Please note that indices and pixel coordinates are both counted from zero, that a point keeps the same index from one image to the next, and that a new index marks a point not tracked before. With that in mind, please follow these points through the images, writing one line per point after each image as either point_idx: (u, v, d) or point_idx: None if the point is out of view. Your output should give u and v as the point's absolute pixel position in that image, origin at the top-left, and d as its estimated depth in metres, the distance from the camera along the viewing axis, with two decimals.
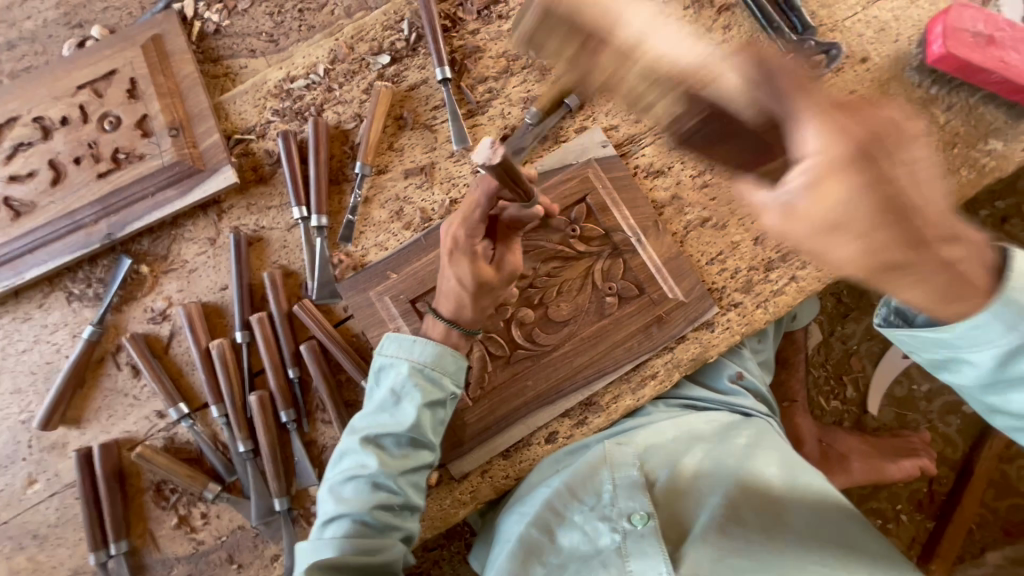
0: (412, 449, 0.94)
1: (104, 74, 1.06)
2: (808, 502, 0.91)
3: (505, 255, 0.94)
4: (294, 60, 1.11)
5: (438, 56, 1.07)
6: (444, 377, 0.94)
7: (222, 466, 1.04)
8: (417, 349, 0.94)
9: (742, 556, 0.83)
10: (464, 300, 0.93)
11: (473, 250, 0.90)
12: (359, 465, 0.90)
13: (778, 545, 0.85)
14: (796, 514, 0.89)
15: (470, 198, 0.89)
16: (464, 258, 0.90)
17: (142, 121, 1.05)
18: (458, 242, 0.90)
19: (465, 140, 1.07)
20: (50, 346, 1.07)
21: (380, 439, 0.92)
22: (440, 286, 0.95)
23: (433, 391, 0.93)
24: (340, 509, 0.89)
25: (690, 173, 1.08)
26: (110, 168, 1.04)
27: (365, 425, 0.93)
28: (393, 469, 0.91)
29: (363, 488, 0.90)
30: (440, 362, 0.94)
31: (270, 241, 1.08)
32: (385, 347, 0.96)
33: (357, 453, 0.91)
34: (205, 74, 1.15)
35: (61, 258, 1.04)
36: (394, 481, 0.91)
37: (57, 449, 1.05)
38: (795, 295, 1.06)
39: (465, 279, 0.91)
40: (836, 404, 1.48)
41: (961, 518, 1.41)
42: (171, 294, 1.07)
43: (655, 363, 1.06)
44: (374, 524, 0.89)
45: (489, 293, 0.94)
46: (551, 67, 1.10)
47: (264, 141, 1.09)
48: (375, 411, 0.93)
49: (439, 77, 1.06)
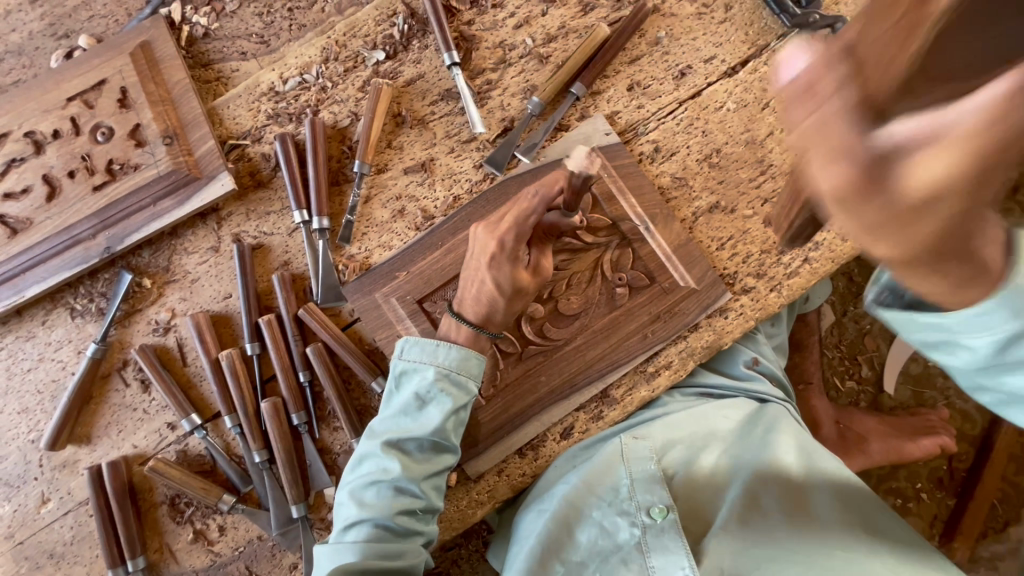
0: (434, 453, 0.92)
1: (94, 84, 1.04)
2: (830, 487, 0.89)
3: (541, 258, 0.93)
4: (286, 61, 1.08)
5: (444, 40, 1.04)
6: (470, 381, 0.93)
7: (238, 476, 1.03)
8: (441, 352, 0.93)
9: (761, 548, 0.82)
10: (498, 303, 0.91)
11: (514, 253, 0.89)
12: (381, 470, 0.89)
13: (802, 537, 0.83)
14: (818, 501, 0.88)
15: (522, 200, 0.88)
16: (505, 262, 0.88)
17: (135, 131, 1.02)
18: (503, 246, 0.88)
19: (479, 126, 1.03)
20: (55, 364, 1.06)
21: (402, 443, 0.90)
22: (469, 292, 0.93)
23: (459, 394, 0.92)
24: (361, 514, 0.88)
25: (697, 157, 1.06)
26: (105, 180, 1.02)
27: (385, 430, 0.91)
28: (416, 473, 0.90)
29: (387, 493, 0.88)
30: (465, 366, 0.93)
31: (272, 247, 1.06)
32: (405, 352, 0.94)
33: (378, 457, 0.90)
34: (197, 79, 1.13)
35: (59, 274, 1.02)
36: (418, 486, 0.90)
37: (68, 467, 1.04)
38: (809, 278, 1.04)
39: (504, 284, 0.89)
40: (852, 385, 1.46)
41: (983, 494, 1.40)
42: (174, 305, 1.06)
43: (669, 352, 1.04)
44: (396, 529, 0.88)
45: (524, 298, 0.92)
46: (549, 55, 1.07)
47: (260, 145, 1.07)
48: (395, 415, 0.92)
49: (448, 61, 1.03)
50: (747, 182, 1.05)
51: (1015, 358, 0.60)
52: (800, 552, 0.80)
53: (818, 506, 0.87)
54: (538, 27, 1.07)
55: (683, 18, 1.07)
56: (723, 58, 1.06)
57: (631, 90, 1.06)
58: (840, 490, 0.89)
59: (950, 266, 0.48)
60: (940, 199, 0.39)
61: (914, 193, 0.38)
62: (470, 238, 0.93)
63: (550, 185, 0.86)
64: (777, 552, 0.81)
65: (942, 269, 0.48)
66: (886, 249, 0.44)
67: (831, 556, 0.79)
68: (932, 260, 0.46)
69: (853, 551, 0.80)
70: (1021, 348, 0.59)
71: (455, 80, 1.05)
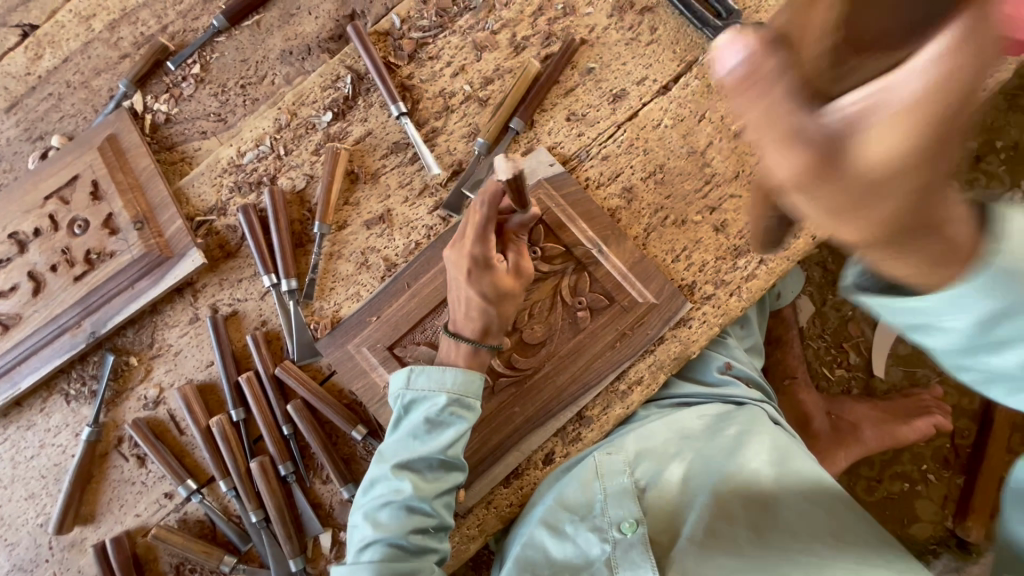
0: (443, 471, 0.95)
1: (67, 180, 1.11)
2: (800, 489, 0.91)
3: (519, 260, 0.97)
4: (242, 135, 1.14)
5: (389, 93, 1.09)
6: (476, 401, 0.96)
7: (236, 536, 1.06)
8: (448, 378, 0.95)
9: (726, 558, 0.85)
10: (490, 314, 0.94)
11: (485, 257, 0.92)
12: (394, 491, 0.91)
13: (762, 543, 0.87)
14: (784, 505, 0.90)
15: (471, 213, 0.93)
16: (482, 272, 0.93)
17: (108, 220, 1.09)
18: (475, 259, 0.92)
19: (435, 169, 1.09)
20: (56, 448, 1.11)
21: (413, 464, 0.93)
22: (460, 309, 0.96)
23: (470, 416, 0.95)
24: (376, 534, 0.90)
25: (641, 175, 1.08)
26: (85, 270, 1.08)
27: (394, 452, 0.94)
28: (427, 492, 0.92)
29: (400, 513, 0.91)
30: (470, 388, 0.95)
31: (246, 312, 1.11)
32: (413, 380, 0.96)
33: (390, 478, 0.92)
34: (162, 162, 1.19)
35: (51, 362, 1.08)
36: (429, 504, 0.92)
37: (76, 546, 1.08)
38: (767, 278, 1.06)
39: (487, 292, 0.93)
40: (841, 372, 1.45)
41: (989, 469, 1.37)
42: (161, 378, 1.11)
43: (638, 368, 1.06)
44: (410, 546, 0.90)
45: (509, 299, 0.96)
46: (488, 97, 1.12)
47: (225, 218, 1.12)
48: (405, 437, 0.94)
49: (395, 113, 1.09)
50: (693, 193, 1.07)
51: (1006, 332, 0.52)
52: (758, 560, 0.85)
53: (785, 509, 0.90)
54: (474, 72, 1.13)
55: (611, 45, 1.11)
56: (654, 77, 1.10)
57: (569, 120, 1.10)
58: (811, 491, 0.91)
59: (912, 240, 0.43)
60: (891, 185, 0.37)
61: (872, 168, 0.36)
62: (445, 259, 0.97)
63: (489, 191, 0.90)
64: (741, 562, 0.85)
65: (913, 242, 0.43)
66: (915, 264, 0.46)
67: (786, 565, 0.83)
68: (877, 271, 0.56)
69: (809, 554, 0.84)
70: (1009, 324, 0.51)
71: (405, 128, 1.10)
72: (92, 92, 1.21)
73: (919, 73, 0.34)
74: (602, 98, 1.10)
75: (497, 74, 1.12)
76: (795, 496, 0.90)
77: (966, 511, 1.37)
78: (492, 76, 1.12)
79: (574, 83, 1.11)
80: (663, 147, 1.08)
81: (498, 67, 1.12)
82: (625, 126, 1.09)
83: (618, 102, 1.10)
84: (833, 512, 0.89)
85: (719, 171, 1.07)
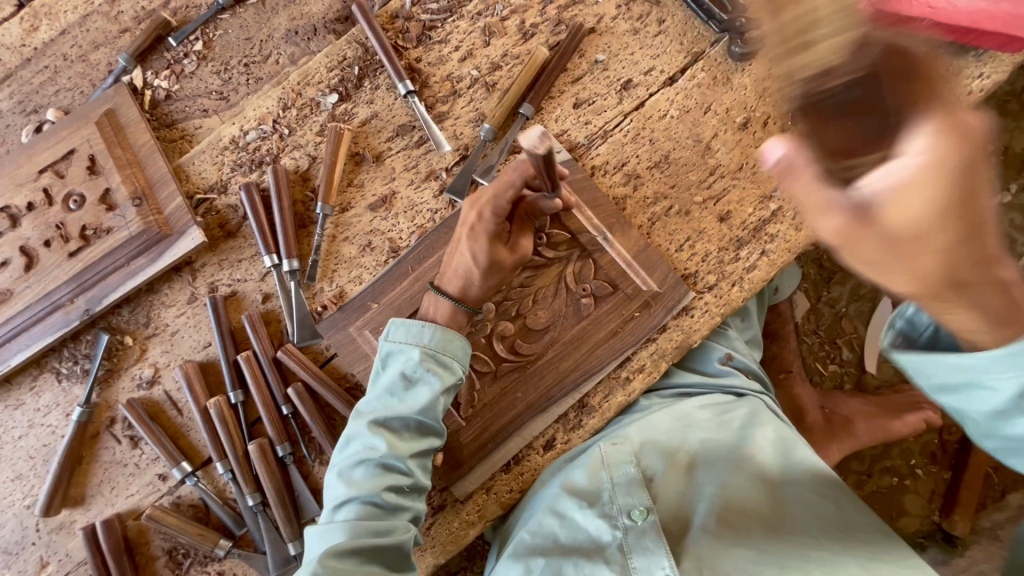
0: (419, 433, 0.93)
1: (64, 154, 1.08)
2: (805, 476, 0.93)
3: (518, 236, 0.98)
4: (245, 114, 1.13)
5: (396, 71, 1.09)
6: (454, 360, 0.95)
7: (231, 520, 1.04)
8: (427, 333, 0.94)
9: (740, 546, 0.85)
10: (474, 277, 0.95)
11: (493, 227, 0.92)
12: (369, 448, 0.90)
13: (776, 537, 0.86)
14: (794, 494, 0.91)
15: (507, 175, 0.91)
16: (484, 236, 0.92)
17: (105, 195, 1.06)
18: (484, 218, 0.91)
19: (445, 146, 1.09)
20: (45, 428, 1.08)
21: (389, 422, 0.91)
22: (450, 264, 0.97)
23: (445, 374, 0.94)
24: (350, 492, 0.88)
25: (647, 165, 1.09)
26: (80, 246, 1.05)
27: (371, 409, 0.93)
28: (402, 451, 0.91)
29: (374, 471, 0.89)
30: (449, 347, 0.95)
31: (246, 293, 1.09)
32: (391, 334, 0.96)
33: (365, 436, 0.90)
34: (162, 140, 1.17)
35: (43, 340, 1.05)
36: (405, 463, 0.90)
37: (64, 529, 1.06)
38: (768, 269, 1.06)
39: (480, 257, 0.93)
40: (834, 368, 1.48)
41: (976, 464, 1.40)
42: (157, 359, 1.09)
43: (640, 356, 1.06)
44: (385, 505, 0.88)
45: (500, 272, 0.96)
46: (495, 82, 1.12)
47: (226, 197, 1.11)
48: (381, 394, 0.93)
49: (403, 91, 1.08)
50: (697, 183, 1.08)
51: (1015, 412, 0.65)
52: (771, 551, 0.84)
53: (795, 505, 0.90)
54: (482, 57, 1.12)
55: (619, 35, 1.11)
56: (661, 68, 1.10)
57: (576, 107, 1.10)
58: (819, 491, 0.91)
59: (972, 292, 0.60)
60: (928, 237, 0.56)
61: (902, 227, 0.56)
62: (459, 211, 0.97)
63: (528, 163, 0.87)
64: (756, 553, 0.84)
65: (967, 297, 0.60)
66: (904, 281, 0.60)
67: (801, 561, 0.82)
68: (955, 294, 0.60)
69: (824, 549, 0.83)
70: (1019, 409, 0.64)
71: (413, 107, 1.09)
72: (90, 65, 1.18)
73: (917, 159, 0.52)
74: (609, 87, 1.11)
75: (505, 60, 1.12)
76: (798, 492, 0.91)
77: (953, 506, 1.40)
78: (500, 62, 1.12)
79: (582, 72, 1.11)
80: (669, 138, 1.09)
81: (506, 53, 1.12)
82: (632, 116, 1.10)
83: (626, 91, 1.10)
84: (842, 510, 0.89)
85: (723, 162, 1.08)
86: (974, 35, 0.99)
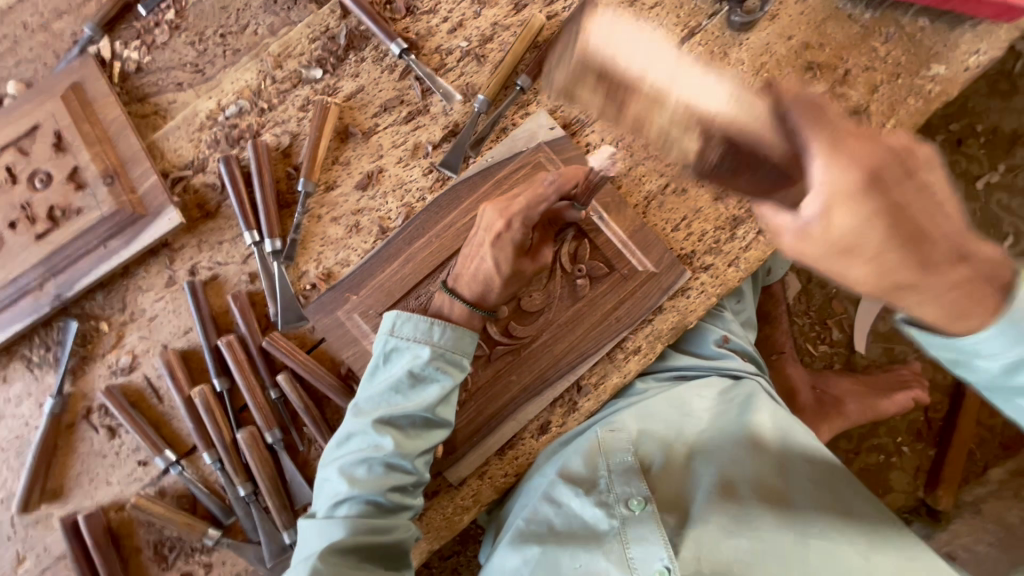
0: (425, 431, 0.91)
1: (27, 130, 1.02)
2: (806, 470, 0.91)
3: (540, 244, 0.98)
4: (222, 87, 1.07)
5: (386, 33, 1.03)
6: (464, 359, 0.93)
7: (219, 510, 1.01)
8: (436, 332, 0.92)
9: (742, 537, 0.83)
10: (493, 283, 0.93)
11: (519, 238, 0.91)
12: (374, 448, 0.87)
13: (779, 532, 0.84)
14: (794, 487, 0.89)
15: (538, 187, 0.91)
16: (508, 244, 0.90)
17: (74, 173, 1.00)
18: (512, 227, 0.90)
19: (454, 97, 1.04)
20: (17, 419, 1.04)
21: (395, 421, 0.89)
22: (468, 268, 0.94)
23: (454, 372, 0.92)
24: (353, 490, 0.86)
25: (642, 142, 1.06)
26: (48, 227, 1.00)
27: (375, 407, 0.90)
28: (409, 451, 0.88)
29: (379, 470, 0.87)
30: (459, 345, 0.92)
31: (227, 277, 1.05)
32: (397, 330, 0.92)
33: (370, 434, 0.88)
34: (133, 115, 1.11)
35: (12, 326, 1.00)
36: (411, 462, 0.88)
37: (42, 522, 1.02)
38: (764, 250, 1.05)
39: (504, 265, 0.91)
40: (824, 348, 1.48)
41: (961, 440, 1.42)
42: (134, 346, 1.04)
43: (636, 337, 1.05)
44: (387, 503, 0.87)
45: (520, 281, 0.95)
46: (486, 54, 1.07)
47: (204, 174, 1.06)
48: (386, 392, 0.90)
49: (397, 50, 1.03)
50: None
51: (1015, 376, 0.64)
52: (777, 550, 0.82)
53: (795, 496, 0.88)
54: (472, 29, 1.08)
55: (615, 6, 1.08)
56: None
57: None
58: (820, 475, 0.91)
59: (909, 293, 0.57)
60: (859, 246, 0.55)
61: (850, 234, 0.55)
62: (479, 214, 0.94)
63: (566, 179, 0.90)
64: (757, 545, 0.82)
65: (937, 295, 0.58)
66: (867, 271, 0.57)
67: (804, 558, 0.81)
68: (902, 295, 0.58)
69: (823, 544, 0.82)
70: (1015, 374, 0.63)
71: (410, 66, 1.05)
72: (52, 35, 1.11)
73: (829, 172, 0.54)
74: None
75: (496, 31, 1.07)
76: (794, 479, 0.90)
77: (937, 481, 1.42)
78: (491, 34, 1.07)
79: None
80: None
81: (496, 24, 1.08)
82: None
83: None
84: (842, 500, 0.88)
85: None
86: (971, 3, 0.97)
